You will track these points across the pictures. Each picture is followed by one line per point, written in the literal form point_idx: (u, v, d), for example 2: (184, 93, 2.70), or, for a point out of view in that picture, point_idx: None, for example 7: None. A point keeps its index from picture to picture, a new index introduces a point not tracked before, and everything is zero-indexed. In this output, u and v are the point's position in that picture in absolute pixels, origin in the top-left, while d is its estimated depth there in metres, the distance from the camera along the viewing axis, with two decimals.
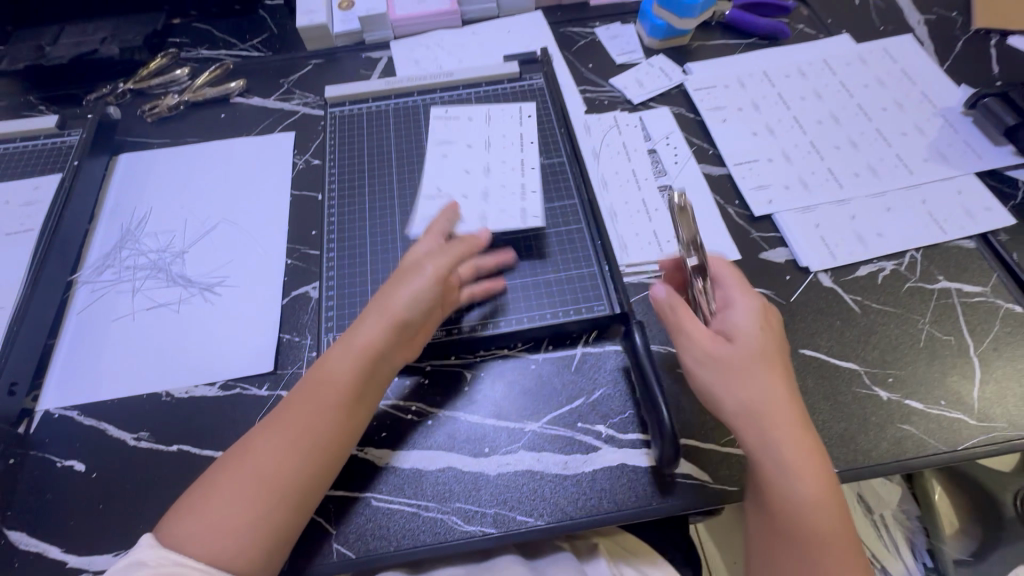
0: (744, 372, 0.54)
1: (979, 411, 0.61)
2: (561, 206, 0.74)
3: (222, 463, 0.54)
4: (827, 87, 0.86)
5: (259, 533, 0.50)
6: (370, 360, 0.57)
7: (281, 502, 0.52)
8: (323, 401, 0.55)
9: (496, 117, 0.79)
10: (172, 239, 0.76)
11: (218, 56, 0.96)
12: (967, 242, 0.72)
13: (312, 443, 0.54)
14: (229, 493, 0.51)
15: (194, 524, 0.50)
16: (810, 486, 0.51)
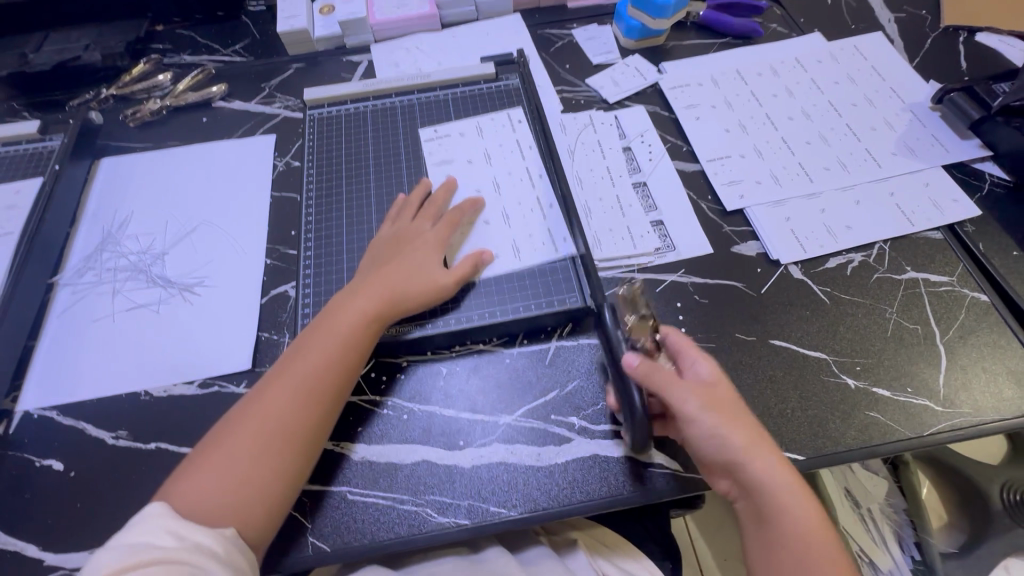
0: (730, 415, 0.54)
1: (945, 398, 0.62)
2: (541, 210, 0.74)
3: (227, 426, 0.57)
4: (799, 84, 0.87)
5: (251, 496, 0.53)
6: (357, 330, 0.61)
7: (272, 467, 0.54)
8: (311, 368, 0.59)
9: (488, 130, 0.82)
10: (152, 241, 0.77)
11: (200, 61, 0.97)
12: (934, 233, 0.73)
13: (301, 410, 0.57)
14: (237, 451, 0.55)
15: (205, 482, 0.53)
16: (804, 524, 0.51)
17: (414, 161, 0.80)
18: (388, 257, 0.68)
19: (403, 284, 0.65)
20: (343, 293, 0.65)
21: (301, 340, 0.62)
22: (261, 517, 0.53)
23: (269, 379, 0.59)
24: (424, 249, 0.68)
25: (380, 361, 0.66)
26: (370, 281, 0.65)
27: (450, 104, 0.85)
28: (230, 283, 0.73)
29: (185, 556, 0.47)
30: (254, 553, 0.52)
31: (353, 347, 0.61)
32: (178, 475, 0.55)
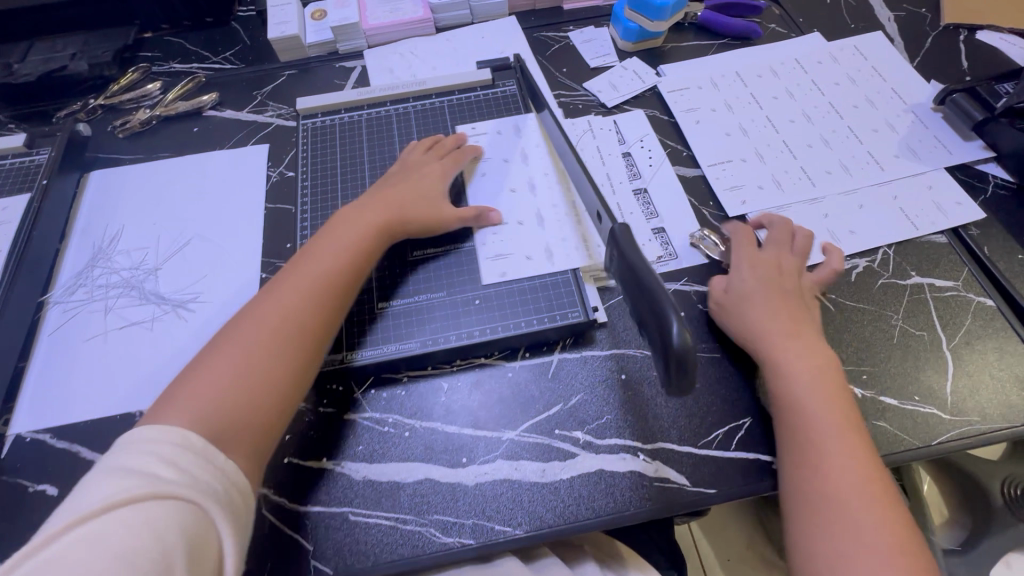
0: (799, 335, 0.61)
1: (954, 406, 0.62)
2: (574, 218, 0.73)
3: (214, 345, 0.56)
4: (799, 85, 0.86)
5: (258, 405, 0.54)
6: (360, 246, 0.65)
7: (279, 374, 0.56)
8: (316, 279, 0.61)
9: (527, 128, 0.81)
10: (145, 256, 0.76)
11: (190, 69, 0.95)
12: (939, 237, 0.72)
13: (306, 316, 0.59)
14: (232, 364, 0.54)
15: (195, 396, 0.52)
16: (849, 433, 0.55)
17: None
18: (388, 185, 0.72)
19: (408, 206, 0.70)
20: (340, 215, 0.69)
21: (301, 256, 0.65)
22: (267, 427, 0.54)
23: (269, 291, 0.61)
24: (426, 180, 0.72)
25: (380, 377, 0.65)
26: (370, 204, 0.69)
27: (446, 112, 0.83)
28: (225, 298, 0.72)
29: (182, 492, 0.44)
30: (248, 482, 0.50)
31: (356, 262, 0.64)
32: (170, 394, 0.53)
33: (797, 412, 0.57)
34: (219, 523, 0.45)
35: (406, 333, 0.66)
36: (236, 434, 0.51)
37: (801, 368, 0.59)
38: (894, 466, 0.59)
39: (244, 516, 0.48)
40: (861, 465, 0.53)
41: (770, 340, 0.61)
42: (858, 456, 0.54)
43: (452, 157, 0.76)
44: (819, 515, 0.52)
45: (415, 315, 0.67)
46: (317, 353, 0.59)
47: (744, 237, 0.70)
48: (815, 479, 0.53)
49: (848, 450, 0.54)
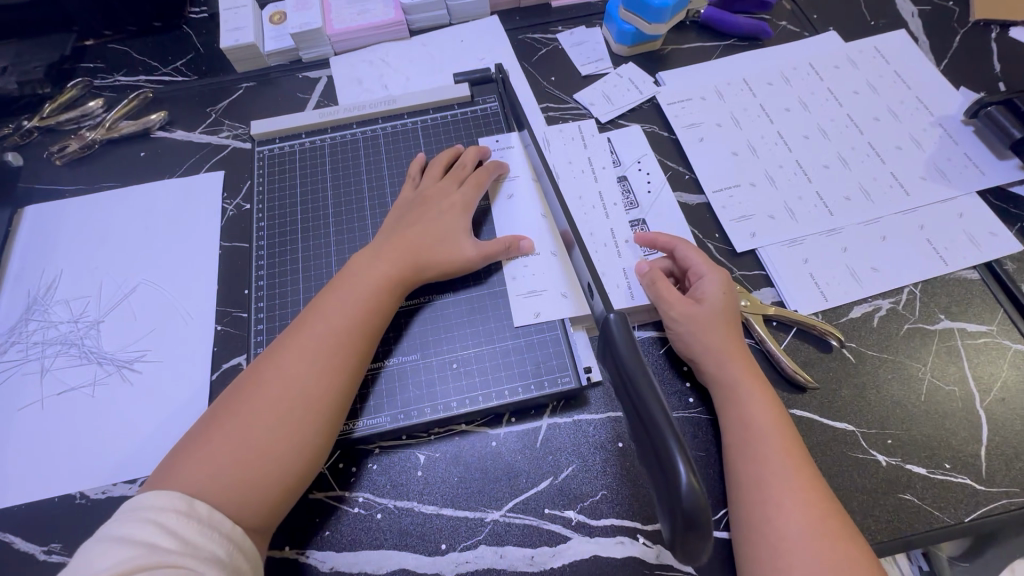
0: (745, 362, 0.56)
1: (988, 473, 0.55)
2: (615, 246, 0.67)
3: (222, 406, 0.52)
4: (814, 95, 0.78)
5: (264, 477, 0.49)
6: (380, 293, 0.58)
7: (289, 444, 0.51)
8: (330, 335, 0.55)
9: (556, 141, 0.75)
10: (86, 306, 0.68)
11: (137, 83, 0.86)
12: (970, 273, 0.65)
13: (320, 378, 0.53)
14: (235, 434, 0.50)
15: (194, 470, 0.48)
16: (801, 470, 0.50)
17: (379, 202, 0.70)
18: (411, 217, 0.64)
19: (434, 242, 0.62)
20: (358, 255, 0.61)
21: (312, 306, 0.58)
22: (275, 501, 0.49)
23: (282, 343, 0.55)
24: (451, 210, 0.64)
25: (348, 449, 0.58)
26: (395, 240, 0.61)
27: (420, 133, 0.74)
28: (176, 356, 0.64)
29: (186, 563, 0.42)
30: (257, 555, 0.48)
31: (377, 313, 0.58)
32: (178, 452, 0.50)
33: (743, 447, 0.52)
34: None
35: (377, 399, 0.59)
36: (242, 506, 0.48)
37: (748, 399, 0.54)
38: (923, 545, 0.53)
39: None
40: (812, 504, 0.48)
41: (722, 367, 0.55)
42: (809, 495, 0.49)
43: (477, 178, 0.67)
44: (768, 562, 0.47)
45: (387, 378, 0.60)
46: (334, 419, 0.53)
47: (679, 244, 0.63)
48: (760, 519, 0.49)
49: (797, 488, 0.49)
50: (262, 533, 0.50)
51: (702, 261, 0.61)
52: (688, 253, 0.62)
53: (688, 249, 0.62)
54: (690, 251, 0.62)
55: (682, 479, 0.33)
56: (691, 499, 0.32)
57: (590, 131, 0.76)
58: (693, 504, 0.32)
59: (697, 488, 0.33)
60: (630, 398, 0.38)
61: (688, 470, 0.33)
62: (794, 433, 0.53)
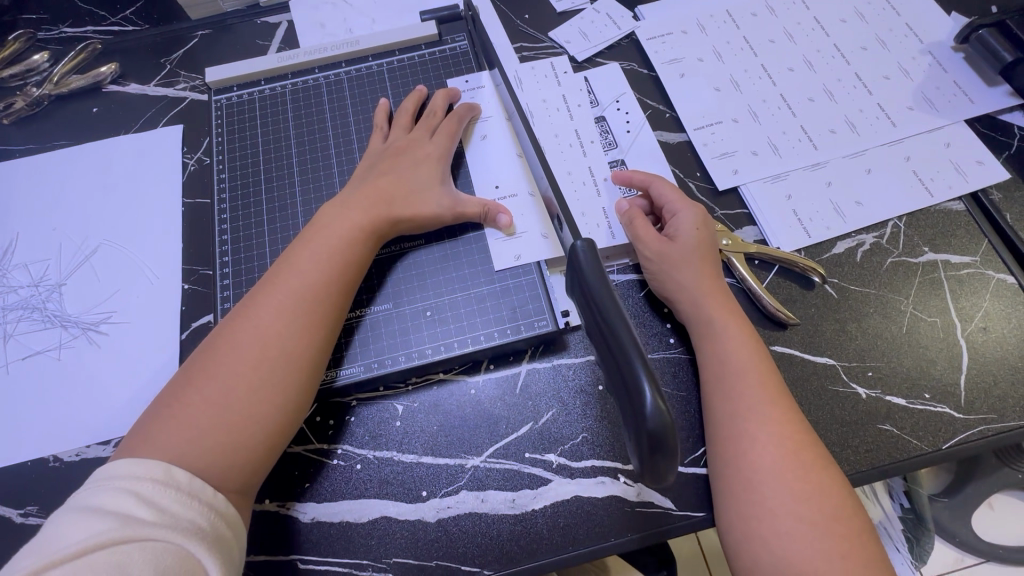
0: (723, 298, 0.55)
1: (968, 402, 0.55)
2: (594, 184, 0.65)
3: (193, 369, 0.50)
4: (800, 25, 0.74)
5: (245, 439, 0.48)
6: (353, 248, 0.56)
7: (268, 405, 0.49)
8: (302, 291, 0.53)
9: (527, 78, 0.71)
10: (46, 269, 0.65)
11: (84, 34, 0.80)
12: (956, 204, 0.63)
13: (296, 337, 0.51)
14: (209, 397, 0.48)
15: (169, 436, 0.46)
16: (776, 402, 0.50)
17: (346, 151, 0.67)
18: (381, 168, 0.61)
19: (409, 195, 0.59)
20: (327, 207, 0.58)
21: (280, 262, 0.55)
22: (258, 461, 0.49)
23: (252, 301, 0.53)
24: (426, 161, 0.61)
25: (325, 403, 0.57)
26: (365, 190, 0.59)
27: (386, 77, 0.71)
28: (143, 316, 0.62)
29: (163, 534, 0.41)
30: (238, 520, 0.47)
31: (351, 267, 0.55)
32: (150, 419, 0.48)
33: (718, 382, 0.52)
34: (206, 564, 0.42)
35: (351, 352, 0.57)
36: (225, 470, 0.47)
37: (724, 332, 0.53)
38: (900, 473, 0.54)
39: (232, 553, 0.45)
40: (785, 434, 0.48)
41: (698, 305, 0.54)
42: (783, 425, 0.48)
43: (450, 126, 0.64)
44: (742, 491, 0.47)
45: (362, 330, 0.58)
46: (313, 376, 0.52)
47: (654, 181, 0.61)
48: (735, 453, 0.48)
49: (772, 420, 0.49)
50: (247, 493, 0.49)
51: (676, 197, 0.59)
52: (663, 190, 0.60)
53: (663, 185, 0.60)
54: (665, 188, 0.60)
55: (649, 403, 0.33)
56: (658, 423, 0.33)
57: (566, 69, 0.72)
58: (660, 425, 0.33)
59: (663, 410, 0.33)
60: (599, 328, 0.38)
61: (656, 395, 0.33)
62: (770, 366, 0.52)
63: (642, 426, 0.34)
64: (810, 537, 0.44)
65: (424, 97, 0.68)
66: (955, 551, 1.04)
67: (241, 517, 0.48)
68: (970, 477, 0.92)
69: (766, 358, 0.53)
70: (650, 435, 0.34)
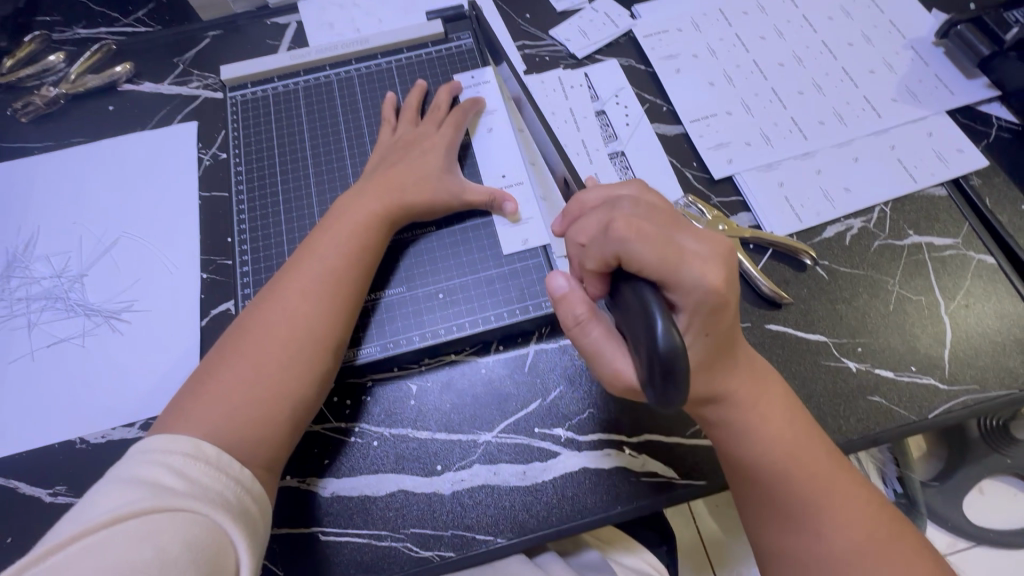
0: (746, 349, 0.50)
1: (951, 374, 0.58)
2: None
3: (221, 351, 0.53)
4: (789, 22, 0.77)
5: (271, 417, 0.50)
6: (370, 236, 0.58)
7: (293, 385, 0.52)
8: (324, 276, 0.55)
9: (537, 91, 0.74)
10: (68, 261, 0.68)
11: (98, 35, 0.82)
12: (938, 189, 0.67)
13: (320, 320, 0.54)
14: (238, 378, 0.51)
15: (201, 415, 0.49)
16: (793, 435, 0.48)
17: (358, 145, 0.69)
18: (394, 158, 0.64)
19: (418, 183, 0.62)
20: (344, 197, 0.61)
21: (301, 250, 0.58)
22: (284, 439, 0.51)
23: (277, 285, 0.55)
24: (434, 151, 0.64)
25: (342, 384, 0.59)
26: (380, 180, 0.61)
27: (394, 74, 0.73)
28: (164, 305, 0.65)
29: (193, 504, 0.42)
30: (264, 497, 0.49)
31: (369, 254, 0.58)
32: (181, 398, 0.51)
33: (743, 435, 0.48)
34: (233, 536, 0.43)
35: (367, 334, 0.60)
36: (252, 446, 0.49)
37: (734, 395, 0.47)
38: (888, 442, 0.57)
39: (256, 529, 0.46)
40: (819, 468, 0.47)
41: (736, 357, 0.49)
42: (811, 461, 0.47)
43: (456, 118, 0.67)
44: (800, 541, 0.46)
45: (378, 313, 0.61)
46: (335, 357, 0.54)
47: (632, 236, 0.40)
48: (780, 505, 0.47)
49: (803, 462, 0.47)
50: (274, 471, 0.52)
51: (664, 259, 0.40)
52: (641, 253, 0.40)
53: (645, 242, 0.40)
54: (649, 249, 0.40)
55: (660, 332, 0.37)
56: (668, 346, 0.36)
57: (573, 81, 0.75)
58: (670, 350, 0.36)
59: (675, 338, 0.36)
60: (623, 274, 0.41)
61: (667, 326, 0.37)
62: (779, 395, 0.49)
63: (653, 353, 0.37)
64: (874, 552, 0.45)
65: (426, 91, 0.71)
66: (947, 533, 1.07)
67: (267, 492, 0.50)
68: (960, 460, 0.95)
69: (774, 383, 0.50)
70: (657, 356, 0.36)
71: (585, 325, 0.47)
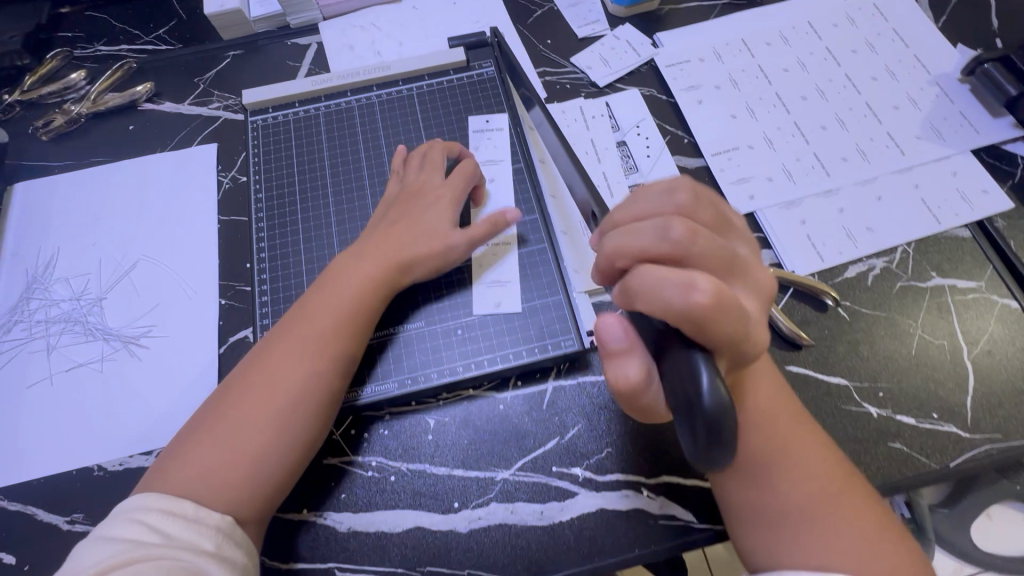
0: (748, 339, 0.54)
1: (973, 422, 0.58)
2: None
3: (213, 407, 0.54)
4: (813, 55, 0.77)
5: (254, 478, 0.50)
6: (364, 295, 0.57)
7: (276, 442, 0.52)
8: (313, 335, 0.55)
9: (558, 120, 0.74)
10: (87, 283, 0.68)
11: (119, 53, 0.83)
12: (962, 230, 0.66)
13: (306, 380, 0.53)
14: (221, 438, 0.51)
15: (185, 473, 0.49)
16: (769, 404, 0.51)
17: (378, 172, 0.69)
18: (396, 211, 0.62)
19: (413, 240, 0.60)
20: (341, 255, 0.61)
21: (300, 306, 0.58)
22: (266, 498, 0.51)
23: (271, 342, 0.56)
24: (438, 204, 0.62)
25: (360, 416, 0.59)
26: (377, 237, 0.61)
27: (416, 102, 0.73)
28: (182, 330, 0.65)
29: (166, 554, 0.44)
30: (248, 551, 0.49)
31: (363, 314, 0.57)
32: (171, 453, 0.52)
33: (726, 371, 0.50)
34: None
35: (385, 369, 0.60)
36: (233, 505, 0.49)
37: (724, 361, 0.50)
38: (909, 490, 0.56)
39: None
40: (789, 438, 0.50)
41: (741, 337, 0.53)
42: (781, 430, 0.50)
43: (465, 169, 0.64)
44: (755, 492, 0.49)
45: (395, 347, 0.61)
46: (322, 415, 0.54)
47: (718, 311, 0.35)
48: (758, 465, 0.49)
49: (773, 428, 0.50)
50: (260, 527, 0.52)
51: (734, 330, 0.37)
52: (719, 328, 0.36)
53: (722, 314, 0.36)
54: (724, 322, 0.36)
55: (706, 385, 0.33)
56: (714, 403, 0.32)
57: (594, 111, 0.74)
58: (717, 405, 0.32)
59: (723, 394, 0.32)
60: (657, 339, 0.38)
61: (713, 377, 0.33)
62: (765, 375, 0.52)
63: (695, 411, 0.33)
64: (818, 512, 0.47)
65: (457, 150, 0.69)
66: (956, 564, 1.06)
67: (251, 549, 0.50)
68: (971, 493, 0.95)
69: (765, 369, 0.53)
70: (704, 407, 0.32)
71: (637, 388, 0.41)
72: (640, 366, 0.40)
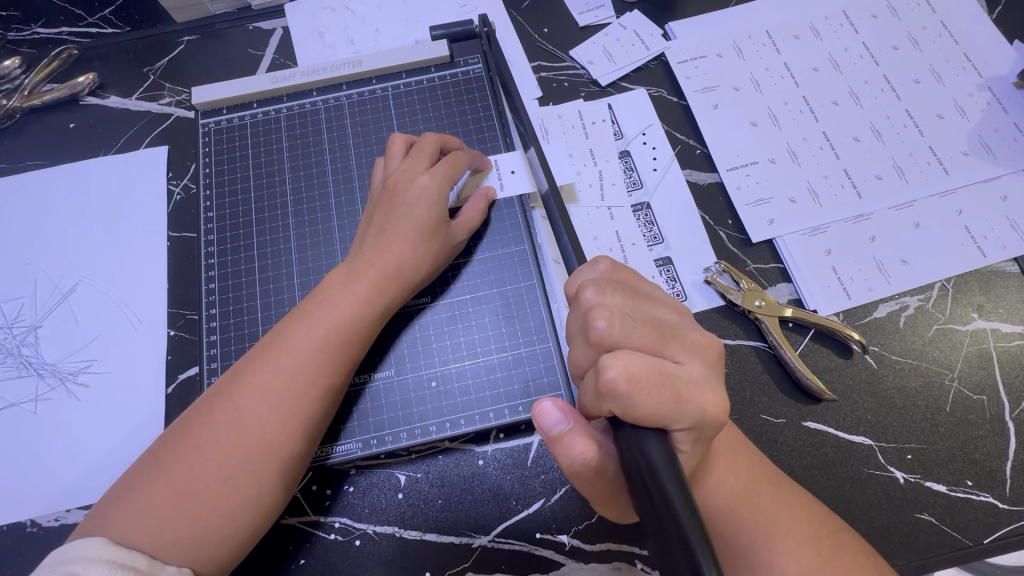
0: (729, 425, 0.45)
1: (1013, 492, 0.51)
2: (622, 251, 0.60)
3: (173, 438, 0.45)
4: (847, 52, 0.67)
5: (219, 527, 0.43)
6: (355, 321, 0.49)
7: (247, 492, 0.44)
8: (294, 366, 0.47)
9: (553, 128, 0.65)
10: (21, 309, 0.60)
11: (58, 37, 0.73)
12: (1009, 264, 0.58)
13: (285, 420, 0.46)
14: (185, 477, 0.43)
15: (138, 517, 0.42)
16: (744, 479, 0.43)
17: (345, 185, 0.61)
18: (381, 214, 0.53)
19: (408, 256, 0.51)
20: (332, 275, 0.52)
21: (279, 329, 0.49)
22: (232, 549, 0.44)
23: (246, 368, 0.47)
24: (424, 203, 0.52)
25: (322, 471, 0.53)
26: (370, 255, 0.51)
27: (391, 104, 0.64)
28: (127, 366, 0.58)
29: None
30: None
31: (354, 341, 0.49)
32: (121, 489, 0.44)
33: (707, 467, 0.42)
34: None
35: (349, 424, 0.53)
36: (194, 556, 0.42)
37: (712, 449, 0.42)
38: (936, 569, 0.50)
39: None
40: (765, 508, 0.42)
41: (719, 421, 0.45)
42: (760, 507, 0.42)
43: (453, 160, 0.54)
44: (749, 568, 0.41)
45: (362, 399, 0.54)
46: (302, 457, 0.47)
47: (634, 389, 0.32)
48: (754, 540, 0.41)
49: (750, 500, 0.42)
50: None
51: (664, 406, 0.32)
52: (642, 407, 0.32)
53: (641, 389, 0.32)
54: (650, 396, 0.32)
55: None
56: None
57: (595, 117, 0.65)
58: None
59: None
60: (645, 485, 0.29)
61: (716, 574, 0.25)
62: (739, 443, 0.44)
63: None
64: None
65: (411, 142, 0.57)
66: None
67: None
68: None
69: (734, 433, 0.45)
70: None
71: (593, 464, 0.36)
72: (586, 441, 0.36)
